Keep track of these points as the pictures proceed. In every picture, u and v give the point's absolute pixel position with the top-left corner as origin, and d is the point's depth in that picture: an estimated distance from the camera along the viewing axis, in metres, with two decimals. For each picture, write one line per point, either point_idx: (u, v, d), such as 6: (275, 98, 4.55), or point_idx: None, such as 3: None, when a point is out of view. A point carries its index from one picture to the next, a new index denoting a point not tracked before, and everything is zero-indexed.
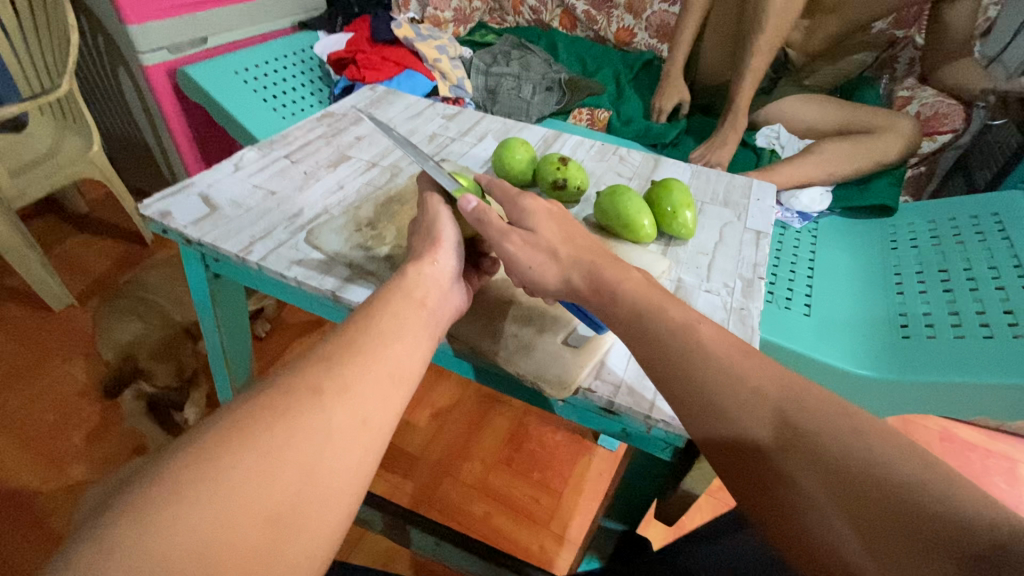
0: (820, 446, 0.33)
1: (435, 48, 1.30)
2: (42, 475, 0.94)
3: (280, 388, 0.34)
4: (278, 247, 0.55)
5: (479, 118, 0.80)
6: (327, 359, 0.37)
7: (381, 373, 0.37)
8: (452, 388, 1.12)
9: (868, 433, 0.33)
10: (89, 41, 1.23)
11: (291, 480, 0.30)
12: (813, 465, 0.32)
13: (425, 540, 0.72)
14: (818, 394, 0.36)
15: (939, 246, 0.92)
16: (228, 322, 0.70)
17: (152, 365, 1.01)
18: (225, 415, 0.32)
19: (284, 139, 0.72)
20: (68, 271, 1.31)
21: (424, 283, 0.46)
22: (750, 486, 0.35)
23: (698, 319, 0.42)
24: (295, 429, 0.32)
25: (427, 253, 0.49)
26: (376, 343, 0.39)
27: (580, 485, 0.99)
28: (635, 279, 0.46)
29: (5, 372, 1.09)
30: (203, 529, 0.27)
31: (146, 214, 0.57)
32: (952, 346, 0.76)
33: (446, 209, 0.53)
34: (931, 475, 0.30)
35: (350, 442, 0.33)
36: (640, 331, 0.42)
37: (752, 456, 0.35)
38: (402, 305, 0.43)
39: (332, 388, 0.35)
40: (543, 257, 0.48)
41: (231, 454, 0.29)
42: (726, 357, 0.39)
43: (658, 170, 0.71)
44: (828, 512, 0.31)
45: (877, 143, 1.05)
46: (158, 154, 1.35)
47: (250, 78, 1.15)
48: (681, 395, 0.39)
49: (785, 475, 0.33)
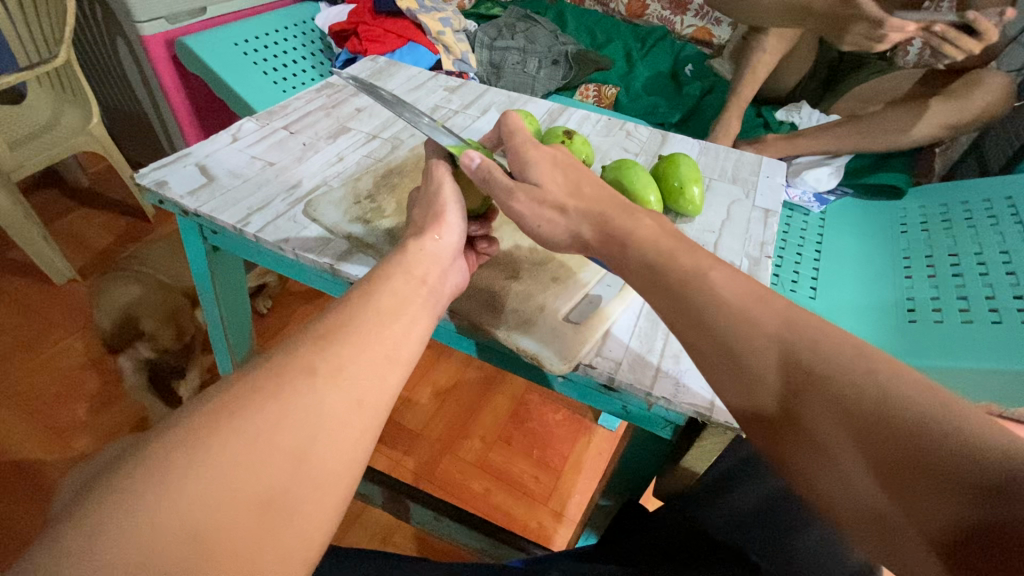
0: (837, 390, 0.32)
1: (439, 20, 1.27)
2: (49, 447, 0.96)
3: (274, 368, 0.33)
4: (276, 219, 0.54)
5: (483, 90, 0.78)
6: (320, 339, 0.36)
7: (377, 352, 0.37)
8: (453, 367, 1.12)
9: (881, 369, 0.32)
10: (86, 10, 1.20)
11: (282, 466, 0.30)
12: (833, 412, 0.32)
13: (425, 515, 0.72)
14: (831, 338, 0.35)
15: (950, 229, 0.90)
16: (227, 299, 0.69)
17: (152, 326, 1.00)
18: (219, 396, 0.31)
19: (283, 110, 0.70)
20: (69, 244, 1.31)
21: (424, 260, 0.45)
22: (778, 433, 0.35)
23: (706, 264, 0.40)
24: (287, 412, 0.31)
25: (431, 227, 0.48)
26: (373, 324, 0.38)
27: (580, 464, 1.00)
28: (647, 227, 0.44)
29: (9, 345, 1.10)
30: (190, 514, 0.26)
31: (143, 184, 0.56)
32: (959, 330, 0.74)
33: (451, 179, 0.52)
34: (942, 412, 0.30)
35: (344, 423, 0.33)
36: (651, 280, 0.42)
37: (764, 420, 0.36)
38: (402, 285, 0.42)
39: (325, 369, 0.34)
40: (550, 213, 0.47)
41: (221, 436, 0.29)
42: (747, 300, 0.38)
43: (666, 146, 0.69)
44: (845, 452, 0.31)
45: (884, 138, 1.01)
46: (158, 127, 1.33)
47: (250, 49, 1.13)
48: (696, 344, 0.39)
49: (805, 420, 0.34)
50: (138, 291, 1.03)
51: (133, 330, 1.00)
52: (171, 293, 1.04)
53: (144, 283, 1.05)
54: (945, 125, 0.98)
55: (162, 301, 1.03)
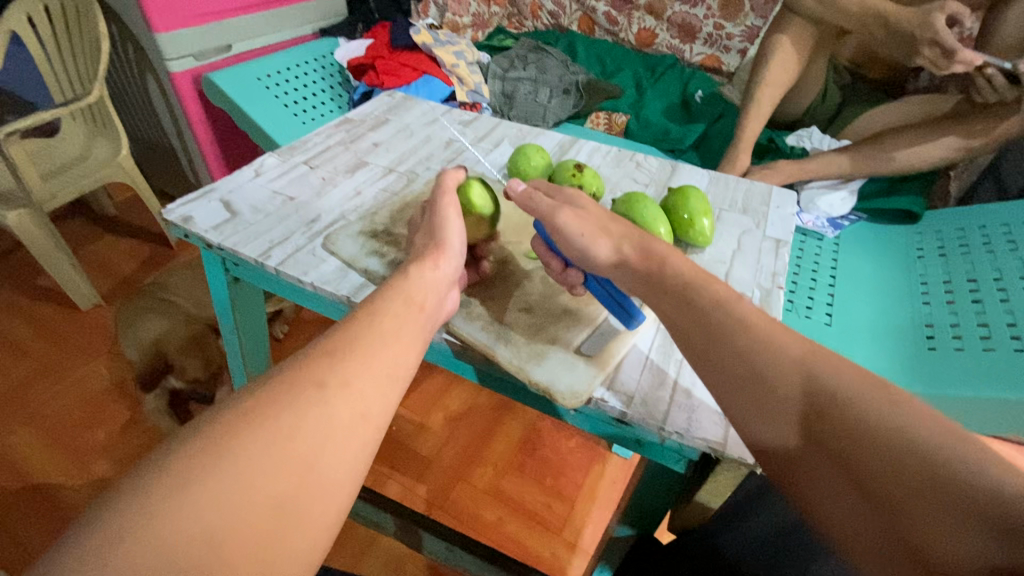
0: (839, 438, 0.34)
1: (453, 54, 1.31)
2: (68, 473, 0.97)
3: (284, 381, 0.35)
4: (296, 252, 0.56)
5: (495, 123, 0.80)
6: (326, 354, 0.37)
7: (380, 368, 0.38)
8: (466, 392, 1.12)
9: (904, 402, 0.33)
10: (118, 48, 1.26)
11: (290, 472, 0.31)
12: (825, 455, 0.34)
13: (437, 546, 0.72)
14: (868, 382, 0.35)
15: (968, 254, 0.89)
16: (247, 325, 0.71)
17: (183, 359, 1.01)
18: (229, 412, 0.32)
19: (304, 145, 0.73)
20: (94, 271, 1.35)
21: (423, 285, 0.46)
22: (781, 472, 0.37)
23: (737, 296, 0.42)
24: (298, 423, 0.33)
25: (430, 257, 0.48)
26: (378, 342, 0.39)
27: (594, 492, 0.99)
28: (663, 261, 0.46)
29: (35, 370, 1.13)
30: (205, 518, 0.28)
31: (169, 219, 0.58)
32: (982, 359, 0.73)
33: (456, 213, 0.53)
34: (964, 447, 0.30)
35: (349, 435, 0.34)
36: (670, 308, 0.43)
37: (785, 451, 0.37)
38: (400, 308, 0.43)
39: (333, 382, 0.35)
40: (591, 228, 0.48)
41: (234, 444, 0.30)
42: (753, 337, 0.39)
43: (676, 176, 0.70)
44: (843, 489, 0.33)
45: (899, 163, 1.01)
46: (182, 158, 1.38)
47: (272, 83, 1.17)
48: (718, 360, 0.40)
49: (808, 469, 0.35)
50: (165, 325, 1.03)
51: (163, 362, 1.01)
52: (194, 323, 1.04)
53: (170, 316, 1.05)
54: (960, 150, 0.98)
55: (191, 332, 1.04)
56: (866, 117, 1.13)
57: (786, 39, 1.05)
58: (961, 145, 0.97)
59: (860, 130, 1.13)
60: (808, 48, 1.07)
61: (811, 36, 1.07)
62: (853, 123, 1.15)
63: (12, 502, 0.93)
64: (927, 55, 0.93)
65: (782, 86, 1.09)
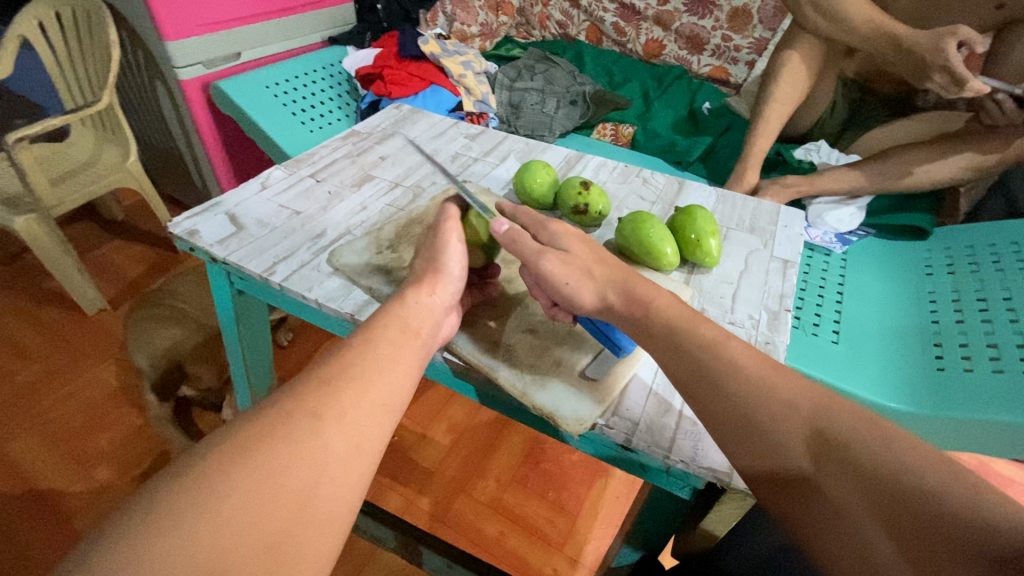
0: (870, 481, 0.32)
1: (460, 64, 1.32)
2: (69, 478, 0.97)
3: (280, 413, 0.35)
4: (301, 268, 0.56)
5: (502, 138, 0.80)
6: (323, 386, 0.37)
7: (376, 399, 0.38)
8: (468, 403, 1.12)
9: (893, 438, 0.33)
10: (129, 55, 1.27)
11: (286, 511, 0.31)
12: (853, 496, 0.32)
13: (437, 562, 0.71)
14: (855, 419, 0.35)
15: (977, 272, 0.88)
16: (250, 338, 0.71)
17: (196, 368, 1.02)
18: (221, 448, 0.32)
19: (310, 158, 0.73)
20: (101, 275, 1.36)
21: (421, 313, 0.46)
22: (795, 513, 0.34)
23: (725, 335, 0.42)
24: (291, 459, 0.33)
25: (428, 281, 0.48)
26: (376, 372, 0.40)
27: (596, 508, 0.98)
28: (667, 296, 0.46)
29: (38, 375, 1.13)
30: (199, 561, 0.27)
31: (175, 232, 0.58)
32: (992, 381, 0.72)
33: (459, 241, 0.52)
34: (956, 483, 0.30)
35: (345, 468, 0.34)
36: (673, 348, 0.42)
37: (790, 476, 0.35)
38: (397, 335, 0.43)
39: (329, 415, 0.35)
40: (577, 274, 0.48)
41: (230, 483, 0.30)
42: (755, 373, 0.39)
43: (683, 193, 0.70)
44: (868, 533, 0.30)
45: (906, 180, 1.00)
46: (190, 164, 1.39)
47: (280, 92, 1.18)
48: (712, 407, 0.39)
49: (832, 513, 0.32)
50: (180, 334, 1.02)
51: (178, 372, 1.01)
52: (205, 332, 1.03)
53: (183, 325, 1.03)
54: (971, 168, 0.98)
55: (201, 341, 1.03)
56: (873, 134, 1.13)
57: (798, 55, 1.06)
58: (971, 164, 0.97)
59: (872, 145, 1.13)
60: (815, 64, 1.07)
61: (818, 52, 1.07)
62: (861, 140, 1.15)
63: (14, 507, 0.93)
64: (937, 82, 0.91)
65: (790, 104, 1.09)
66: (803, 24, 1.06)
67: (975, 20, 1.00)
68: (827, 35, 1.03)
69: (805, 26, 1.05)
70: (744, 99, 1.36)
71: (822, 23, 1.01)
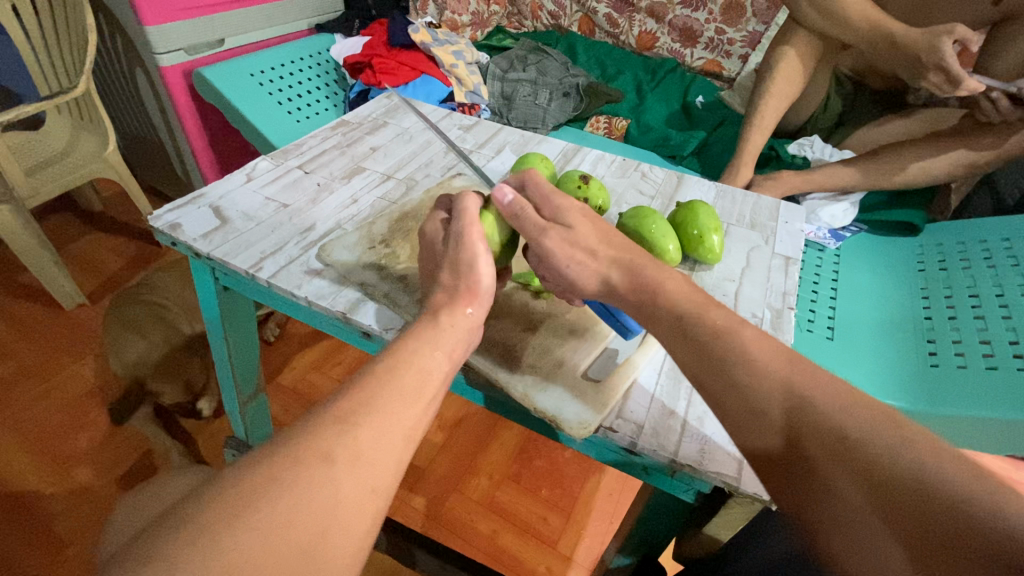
0: (861, 457, 0.31)
1: (452, 54, 1.28)
2: (50, 479, 0.94)
3: (290, 456, 0.33)
4: (289, 263, 0.53)
5: (497, 129, 0.78)
6: (341, 421, 0.35)
7: (395, 436, 0.36)
8: (459, 401, 1.10)
9: (917, 441, 0.31)
10: (108, 40, 1.22)
11: (292, 562, 0.29)
12: (849, 471, 0.31)
13: (431, 564, 0.70)
14: (861, 402, 0.34)
15: (969, 269, 0.88)
16: (237, 338, 0.68)
17: (161, 385, 0.98)
18: (226, 492, 0.30)
19: (298, 148, 0.71)
20: (80, 269, 1.31)
21: (453, 337, 0.44)
22: (793, 490, 0.33)
23: (738, 324, 0.40)
24: (299, 504, 0.31)
25: (463, 300, 0.46)
26: (395, 403, 0.38)
27: (590, 504, 0.97)
28: (675, 281, 0.44)
29: (15, 371, 1.09)
30: None
31: (156, 226, 0.55)
32: (985, 378, 0.72)
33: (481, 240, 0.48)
34: (978, 483, 0.28)
35: (359, 512, 0.33)
36: (677, 349, 0.41)
37: (775, 461, 0.35)
38: (428, 360, 0.41)
39: (343, 456, 0.34)
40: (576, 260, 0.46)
41: (234, 535, 0.28)
42: (770, 371, 0.37)
43: (681, 188, 0.69)
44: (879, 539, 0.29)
45: (901, 176, 1.00)
46: (172, 154, 1.35)
47: (266, 80, 1.14)
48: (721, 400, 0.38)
49: (825, 485, 0.32)
50: (144, 348, 0.96)
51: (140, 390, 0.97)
52: (173, 340, 0.99)
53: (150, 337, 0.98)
54: (962, 166, 0.97)
55: (165, 355, 0.98)
56: (865, 131, 1.14)
57: (793, 51, 1.05)
58: (963, 162, 0.97)
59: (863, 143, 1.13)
60: (811, 59, 1.06)
61: (814, 47, 1.05)
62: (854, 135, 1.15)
63: None
64: (932, 80, 0.91)
65: (786, 98, 1.08)
66: (798, 19, 1.04)
67: (969, 17, 0.99)
68: (823, 31, 1.02)
69: (801, 23, 1.04)
70: (738, 92, 1.35)
71: (818, 18, 1.00)
